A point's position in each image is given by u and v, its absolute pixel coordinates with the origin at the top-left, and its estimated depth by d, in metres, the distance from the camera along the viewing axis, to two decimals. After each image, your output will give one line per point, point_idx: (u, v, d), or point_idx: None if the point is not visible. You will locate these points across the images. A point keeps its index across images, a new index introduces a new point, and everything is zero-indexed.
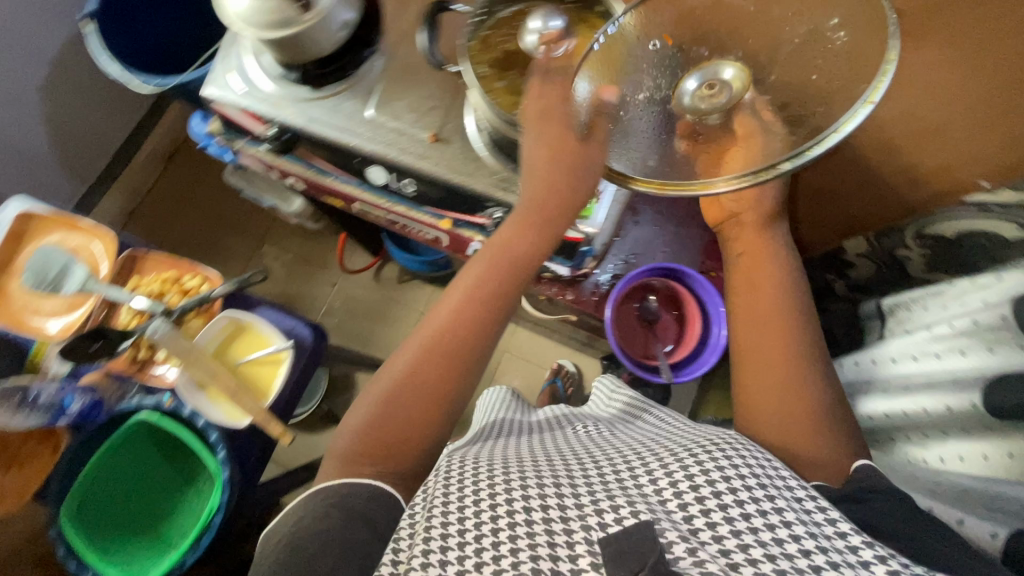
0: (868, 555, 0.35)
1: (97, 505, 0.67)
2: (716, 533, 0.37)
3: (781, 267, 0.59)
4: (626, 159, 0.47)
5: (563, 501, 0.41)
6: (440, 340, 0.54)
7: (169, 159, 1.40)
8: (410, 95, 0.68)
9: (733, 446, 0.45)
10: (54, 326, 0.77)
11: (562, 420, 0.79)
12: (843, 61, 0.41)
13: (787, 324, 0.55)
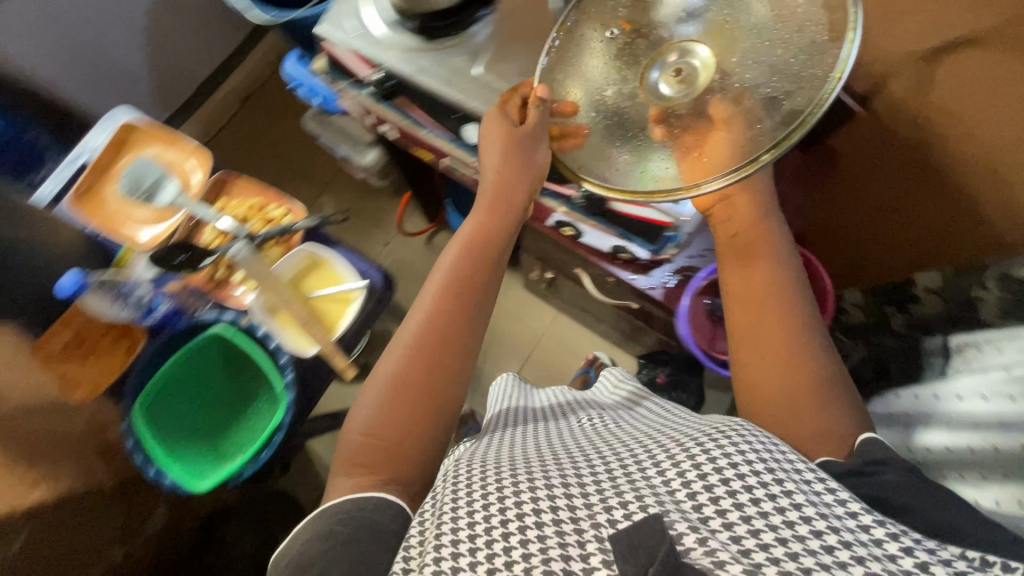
0: (881, 535, 0.35)
1: (169, 402, 0.71)
2: (727, 520, 0.36)
3: (783, 258, 0.58)
4: (608, 169, 0.53)
5: (569, 500, 0.40)
6: (420, 333, 0.56)
7: (245, 101, 1.43)
8: (520, 59, 0.68)
9: (734, 428, 0.44)
10: (140, 235, 0.80)
11: (567, 405, 0.79)
12: (818, 38, 0.46)
13: (784, 311, 0.54)
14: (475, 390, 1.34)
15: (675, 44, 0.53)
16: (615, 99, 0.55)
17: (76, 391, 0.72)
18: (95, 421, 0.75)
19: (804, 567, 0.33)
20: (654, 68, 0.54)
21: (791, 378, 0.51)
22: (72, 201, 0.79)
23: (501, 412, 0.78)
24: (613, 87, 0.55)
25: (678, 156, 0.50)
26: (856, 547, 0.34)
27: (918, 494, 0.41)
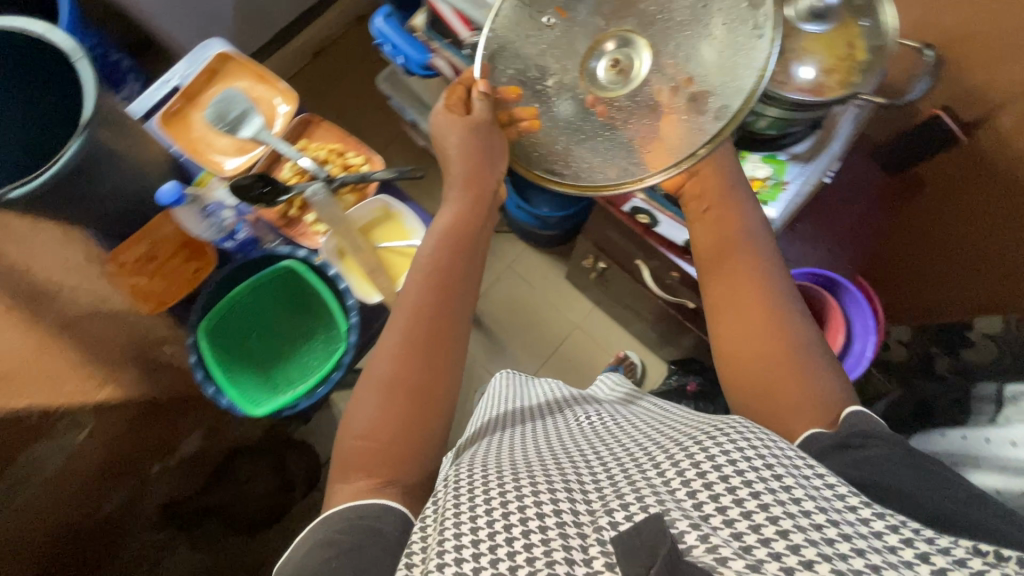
0: (880, 527, 0.33)
1: (227, 330, 0.73)
2: (727, 516, 0.33)
3: (751, 241, 0.56)
4: (568, 165, 0.51)
5: (573, 506, 0.37)
6: (413, 317, 0.52)
7: (315, 56, 1.41)
8: None
9: (732, 423, 0.41)
10: (224, 162, 0.81)
11: (568, 395, 0.75)
12: (738, 40, 0.47)
13: (760, 299, 0.52)
14: (500, 371, 1.34)
15: (612, 30, 0.52)
16: (557, 90, 0.53)
17: (143, 305, 0.76)
18: (153, 335, 0.77)
19: (805, 561, 0.30)
20: (594, 55, 0.52)
21: (767, 354, 0.49)
22: (162, 120, 0.81)
23: (501, 399, 0.74)
24: (554, 76, 0.53)
25: (631, 147, 0.50)
26: (856, 540, 0.31)
27: (920, 475, 0.38)
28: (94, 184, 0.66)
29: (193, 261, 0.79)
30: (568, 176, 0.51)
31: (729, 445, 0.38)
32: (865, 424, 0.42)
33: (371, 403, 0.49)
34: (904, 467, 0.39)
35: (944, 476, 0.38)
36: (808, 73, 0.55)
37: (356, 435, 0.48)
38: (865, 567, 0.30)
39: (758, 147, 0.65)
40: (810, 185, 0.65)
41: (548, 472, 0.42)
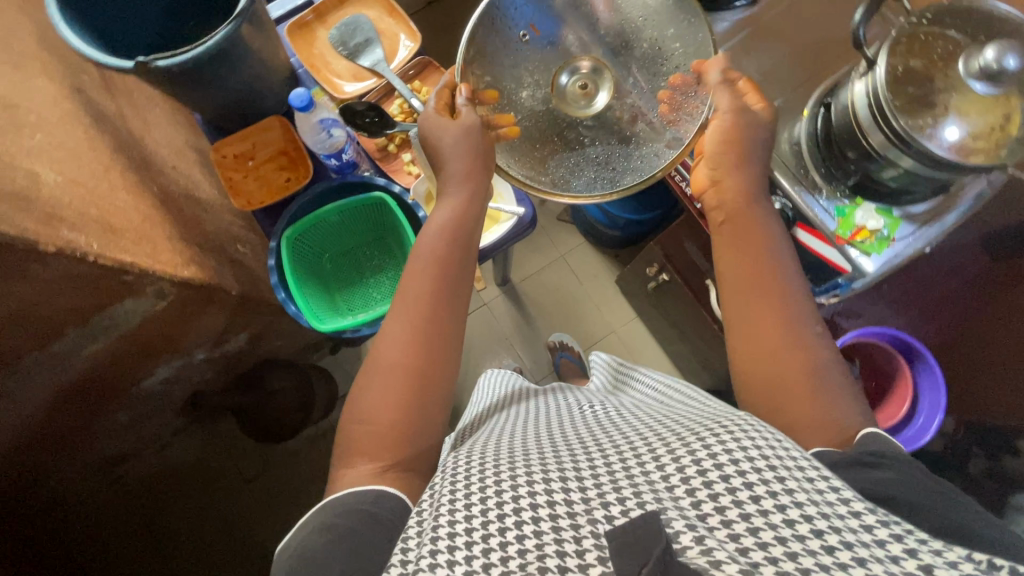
0: (884, 535, 0.30)
1: (303, 247, 0.75)
2: (725, 517, 0.31)
3: (775, 251, 0.54)
4: (552, 176, 0.60)
5: (565, 492, 0.35)
6: (408, 299, 0.52)
7: (427, 5, 1.39)
8: (764, 61, 0.69)
9: (733, 420, 0.39)
10: (342, 85, 0.83)
11: (570, 388, 0.73)
12: (674, 95, 0.61)
13: (786, 315, 0.50)
14: (528, 355, 1.35)
15: (584, 54, 0.65)
16: (530, 101, 0.63)
17: (236, 198, 0.79)
18: (230, 231, 0.80)
19: (801, 567, 0.28)
20: (563, 73, 0.65)
21: (788, 368, 0.48)
22: (290, 29, 0.83)
23: (506, 386, 0.72)
24: (528, 89, 0.63)
25: (596, 165, 0.62)
26: (858, 548, 0.29)
27: (933, 499, 0.36)
28: (211, 83, 0.68)
29: (285, 169, 0.80)
30: (547, 183, 0.60)
31: (732, 441, 0.35)
32: (880, 446, 0.41)
33: (380, 390, 0.49)
34: (919, 489, 0.37)
35: (952, 499, 0.36)
36: (958, 128, 0.53)
37: (361, 417, 0.48)
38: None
39: (874, 196, 0.63)
40: (918, 251, 0.63)
41: (542, 458, 0.40)
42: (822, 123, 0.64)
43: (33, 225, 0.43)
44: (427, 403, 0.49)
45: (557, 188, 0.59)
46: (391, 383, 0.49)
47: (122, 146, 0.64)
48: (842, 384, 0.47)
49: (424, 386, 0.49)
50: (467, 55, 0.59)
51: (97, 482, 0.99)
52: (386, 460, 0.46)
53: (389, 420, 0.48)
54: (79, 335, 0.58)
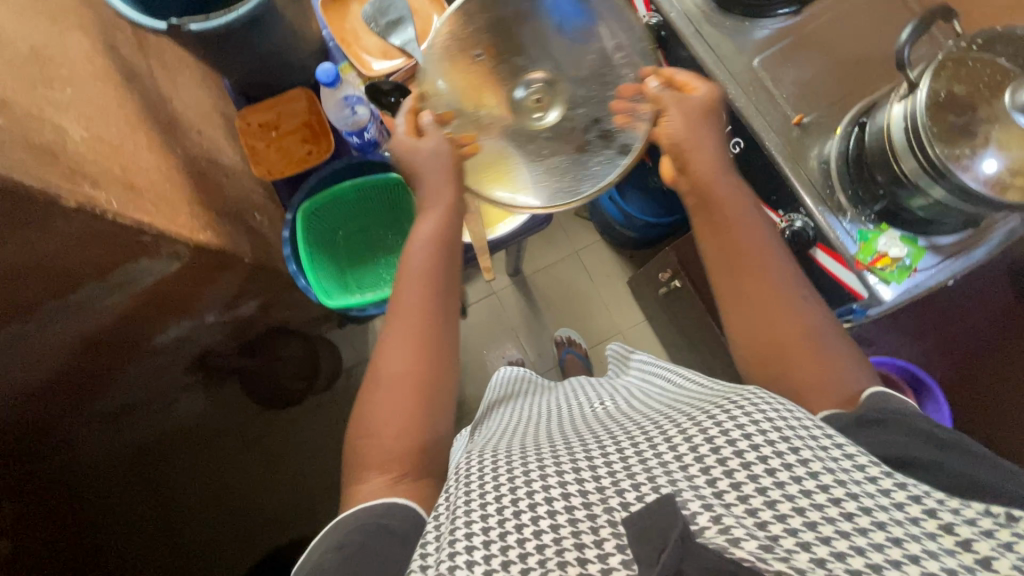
0: (901, 498, 0.30)
1: (318, 222, 0.76)
2: (741, 492, 0.31)
3: (769, 236, 0.53)
4: (511, 190, 0.61)
5: (579, 482, 0.35)
6: (401, 304, 0.53)
7: None
8: (801, 74, 0.67)
9: (740, 396, 0.39)
10: (370, 61, 0.82)
11: (582, 381, 0.73)
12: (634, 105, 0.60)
13: (787, 298, 0.49)
14: (533, 346, 1.35)
15: (537, 68, 0.64)
16: (488, 116, 0.63)
17: (256, 167, 0.79)
18: (249, 199, 0.81)
19: (822, 538, 0.28)
20: (518, 87, 0.64)
21: (791, 350, 0.47)
22: (324, 3, 0.83)
23: (517, 382, 0.73)
24: (485, 105, 0.63)
25: (556, 174, 0.62)
26: (877, 513, 0.29)
27: (949, 454, 0.37)
28: (241, 51, 0.68)
29: (308, 141, 0.80)
30: (507, 197, 0.61)
31: (744, 418, 0.35)
32: (892, 404, 0.41)
33: (388, 400, 0.49)
34: (931, 445, 0.38)
35: (966, 451, 0.37)
36: (1001, 160, 0.51)
37: (368, 431, 0.48)
38: (886, 542, 0.27)
39: (903, 224, 0.61)
40: (937, 285, 0.62)
41: (555, 450, 0.40)
42: (854, 145, 0.62)
43: (56, 178, 0.43)
44: (434, 403, 0.50)
45: (516, 201, 0.61)
46: (400, 392, 0.48)
47: (149, 105, 0.64)
48: (850, 351, 0.47)
49: (428, 391, 0.49)
50: (421, 76, 0.61)
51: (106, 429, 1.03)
52: (397, 471, 0.46)
53: (396, 432, 0.47)
54: (94, 289, 0.59)
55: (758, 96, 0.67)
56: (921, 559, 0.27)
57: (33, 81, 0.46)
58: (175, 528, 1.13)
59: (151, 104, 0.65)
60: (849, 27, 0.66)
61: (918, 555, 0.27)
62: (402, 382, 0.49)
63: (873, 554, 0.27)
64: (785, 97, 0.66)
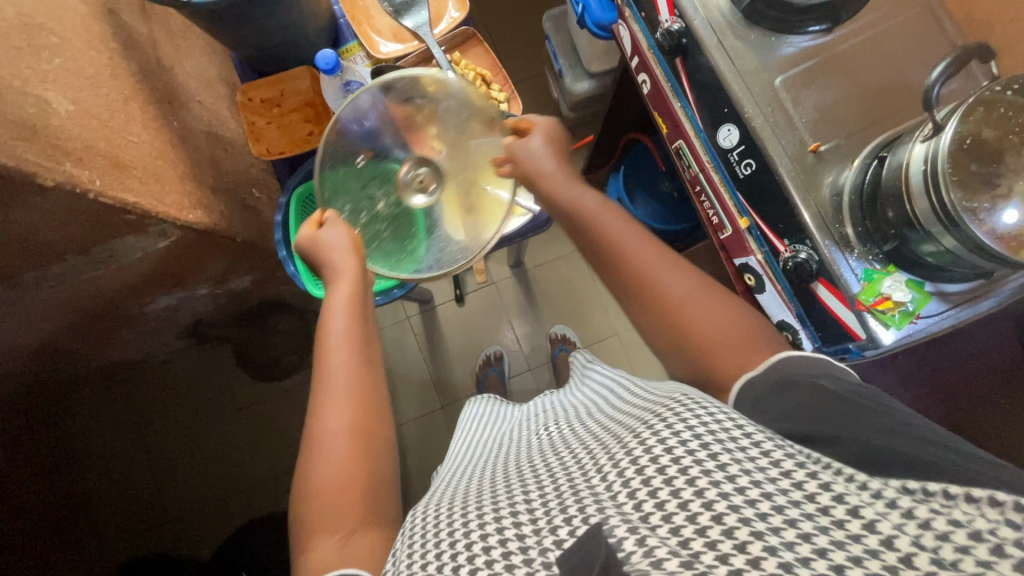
0: (803, 479, 0.35)
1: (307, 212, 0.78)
2: (666, 512, 0.33)
3: (646, 256, 0.56)
4: (431, 265, 0.72)
5: (517, 526, 0.37)
6: (325, 365, 0.58)
7: None
8: (823, 97, 0.63)
9: (660, 418, 0.42)
10: (379, 43, 0.79)
11: (539, 403, 0.76)
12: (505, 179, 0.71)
13: (697, 294, 0.53)
14: (528, 339, 1.35)
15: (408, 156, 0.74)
16: (388, 208, 0.73)
17: (256, 145, 0.78)
18: (246, 174, 0.79)
19: (738, 544, 0.31)
20: (402, 170, 0.74)
21: (717, 337, 0.51)
22: None
23: (478, 421, 0.77)
24: (381, 199, 0.73)
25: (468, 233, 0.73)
26: (777, 498, 0.33)
27: (856, 420, 0.43)
28: (244, 25, 0.66)
29: (312, 122, 0.79)
30: (424, 272, 0.72)
31: (671, 437, 0.38)
32: (802, 368, 0.48)
33: (335, 457, 0.52)
34: (844, 411, 0.44)
35: (879, 417, 0.43)
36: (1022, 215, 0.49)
37: (314, 494, 0.51)
38: (783, 524, 0.32)
39: (909, 267, 0.59)
40: (936, 331, 0.60)
41: (498, 494, 0.43)
42: (870, 178, 0.59)
43: (36, 157, 0.42)
44: (372, 450, 0.54)
45: (431, 273, 0.72)
46: (338, 447, 0.53)
47: (147, 76, 0.63)
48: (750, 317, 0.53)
49: (368, 438, 0.54)
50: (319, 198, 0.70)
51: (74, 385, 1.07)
52: (344, 529, 0.49)
53: (340, 482, 0.51)
54: (80, 261, 0.58)
55: (775, 118, 0.64)
56: (812, 536, 0.31)
57: (18, 50, 0.45)
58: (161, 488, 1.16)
59: (150, 74, 0.63)
60: (880, 50, 0.63)
61: (809, 533, 0.31)
62: (343, 437, 0.53)
63: (770, 536, 0.31)
64: (804, 122, 0.63)
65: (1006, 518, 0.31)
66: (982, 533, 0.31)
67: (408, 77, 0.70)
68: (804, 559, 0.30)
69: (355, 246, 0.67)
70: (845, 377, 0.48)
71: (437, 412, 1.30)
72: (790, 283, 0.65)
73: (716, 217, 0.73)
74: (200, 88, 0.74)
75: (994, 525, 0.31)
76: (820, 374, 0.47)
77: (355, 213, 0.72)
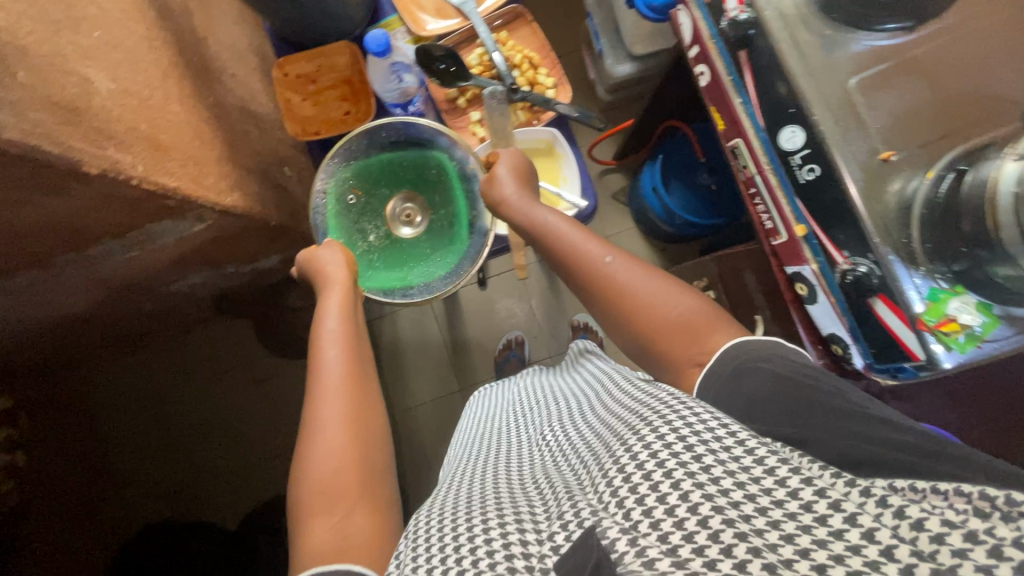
0: (784, 474, 0.36)
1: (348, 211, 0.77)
2: (654, 518, 0.35)
3: (622, 276, 0.58)
4: (428, 288, 0.75)
5: (520, 532, 0.38)
6: (319, 366, 0.60)
7: None
8: (898, 102, 0.60)
9: (647, 421, 0.43)
10: (424, 20, 0.75)
11: (529, 386, 0.77)
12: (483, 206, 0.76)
13: (652, 295, 0.56)
14: (548, 326, 1.33)
15: (393, 196, 0.79)
16: (379, 239, 0.77)
17: (290, 122, 0.77)
18: (278, 151, 0.76)
19: (726, 549, 0.31)
20: (389, 208, 0.79)
21: (664, 331, 0.55)
22: None
23: (477, 415, 0.77)
24: (373, 233, 0.77)
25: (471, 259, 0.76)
26: (760, 500, 0.34)
27: (816, 415, 0.44)
28: None
29: (347, 100, 0.78)
30: (417, 294, 0.75)
31: (661, 441, 0.40)
32: (754, 355, 0.50)
33: (335, 447, 0.54)
34: (801, 401, 0.45)
35: (837, 408, 0.44)
36: None
37: (316, 483, 0.52)
38: (766, 526, 0.33)
39: (980, 288, 0.55)
40: (1000, 355, 0.57)
41: (491, 495, 0.45)
42: (945, 193, 0.56)
43: (80, 143, 0.40)
44: (370, 444, 0.56)
45: (430, 291, 0.75)
46: (333, 437, 0.54)
47: (182, 47, 0.59)
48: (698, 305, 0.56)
49: (363, 427, 0.56)
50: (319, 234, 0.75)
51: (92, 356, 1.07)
52: (341, 511, 0.50)
53: (343, 472, 0.52)
54: (115, 244, 0.56)
55: (846, 122, 0.60)
56: (795, 536, 0.32)
57: (58, 23, 0.42)
58: (184, 460, 1.16)
59: (184, 44, 0.60)
60: (964, 52, 0.58)
61: (791, 534, 0.32)
62: (342, 425, 0.55)
63: (754, 537, 0.32)
64: (877, 129, 0.60)
65: (976, 507, 0.31)
66: (958, 523, 0.30)
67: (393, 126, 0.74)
68: (788, 560, 0.31)
69: (350, 262, 0.71)
70: (799, 359, 0.50)
71: (455, 394, 1.30)
72: (847, 297, 0.62)
73: (770, 222, 0.69)
74: (232, 59, 0.71)
75: (965, 516, 0.31)
76: (772, 356, 0.50)
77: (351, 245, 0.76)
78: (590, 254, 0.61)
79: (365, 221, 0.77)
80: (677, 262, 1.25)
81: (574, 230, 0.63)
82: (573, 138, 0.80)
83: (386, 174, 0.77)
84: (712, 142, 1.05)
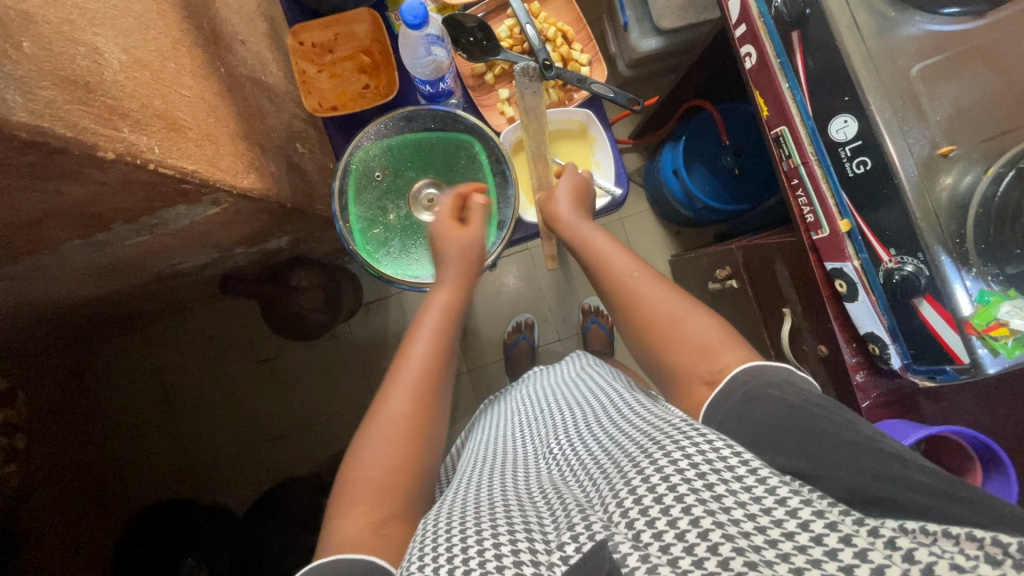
0: (796, 505, 0.33)
1: (369, 188, 0.73)
2: (664, 540, 0.32)
3: (660, 299, 0.56)
4: None
5: (531, 541, 0.36)
6: (408, 365, 0.57)
7: None
8: (961, 92, 0.57)
9: (654, 441, 0.40)
10: None
11: (532, 387, 0.74)
12: (507, 199, 0.73)
13: (679, 317, 0.54)
14: (558, 309, 1.31)
15: (420, 178, 0.75)
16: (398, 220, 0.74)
17: (307, 98, 0.73)
18: (292, 127, 0.71)
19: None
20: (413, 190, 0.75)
21: (684, 350, 0.52)
22: None
23: (478, 425, 0.73)
24: (393, 212, 0.74)
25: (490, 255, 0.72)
26: (770, 532, 0.32)
27: (826, 447, 0.41)
28: None
29: (367, 75, 0.75)
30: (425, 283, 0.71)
31: (679, 455, 0.37)
32: (766, 376, 0.47)
33: (389, 445, 0.51)
34: (809, 430, 0.42)
35: (850, 441, 0.41)
36: None
37: (370, 467, 0.50)
38: (776, 558, 0.30)
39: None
40: None
41: (486, 500, 0.41)
42: (1005, 194, 0.54)
43: (93, 123, 0.36)
44: (423, 448, 0.52)
45: None
46: (385, 444, 0.51)
47: (191, 12, 0.54)
48: (722, 337, 0.52)
49: (422, 429, 0.53)
50: (342, 200, 0.72)
51: (87, 334, 1.02)
52: (384, 514, 0.47)
53: (393, 465, 0.50)
54: (127, 229, 0.52)
55: (905, 113, 0.58)
56: (804, 570, 0.29)
57: None
58: (190, 438, 1.14)
59: (194, 9, 0.54)
60: None
61: (801, 567, 0.29)
62: (400, 424, 0.52)
63: (764, 566, 0.30)
64: (937, 121, 0.57)
65: (987, 553, 0.28)
66: (966, 566, 0.28)
67: (430, 111, 0.73)
68: None
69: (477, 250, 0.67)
70: (809, 388, 0.47)
71: (463, 376, 1.28)
72: (890, 296, 0.60)
73: (811, 215, 0.65)
74: (241, 24, 0.65)
75: (975, 562, 0.28)
76: (783, 383, 0.47)
77: (371, 225, 0.72)
78: (622, 268, 0.60)
79: (387, 200, 0.74)
80: (693, 246, 1.22)
81: (615, 250, 0.62)
82: (607, 120, 0.77)
83: (415, 157, 0.74)
84: (737, 124, 1.02)
